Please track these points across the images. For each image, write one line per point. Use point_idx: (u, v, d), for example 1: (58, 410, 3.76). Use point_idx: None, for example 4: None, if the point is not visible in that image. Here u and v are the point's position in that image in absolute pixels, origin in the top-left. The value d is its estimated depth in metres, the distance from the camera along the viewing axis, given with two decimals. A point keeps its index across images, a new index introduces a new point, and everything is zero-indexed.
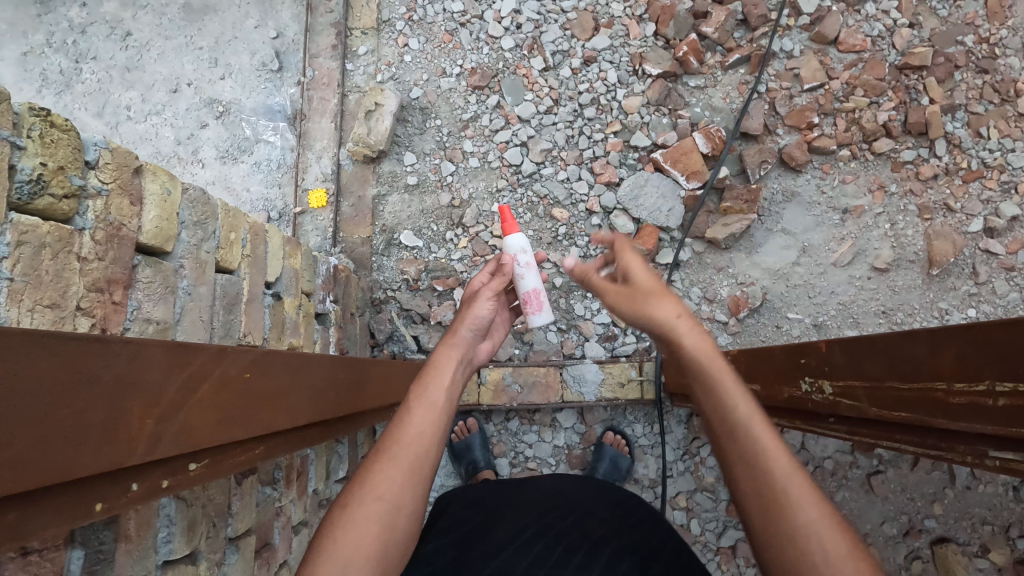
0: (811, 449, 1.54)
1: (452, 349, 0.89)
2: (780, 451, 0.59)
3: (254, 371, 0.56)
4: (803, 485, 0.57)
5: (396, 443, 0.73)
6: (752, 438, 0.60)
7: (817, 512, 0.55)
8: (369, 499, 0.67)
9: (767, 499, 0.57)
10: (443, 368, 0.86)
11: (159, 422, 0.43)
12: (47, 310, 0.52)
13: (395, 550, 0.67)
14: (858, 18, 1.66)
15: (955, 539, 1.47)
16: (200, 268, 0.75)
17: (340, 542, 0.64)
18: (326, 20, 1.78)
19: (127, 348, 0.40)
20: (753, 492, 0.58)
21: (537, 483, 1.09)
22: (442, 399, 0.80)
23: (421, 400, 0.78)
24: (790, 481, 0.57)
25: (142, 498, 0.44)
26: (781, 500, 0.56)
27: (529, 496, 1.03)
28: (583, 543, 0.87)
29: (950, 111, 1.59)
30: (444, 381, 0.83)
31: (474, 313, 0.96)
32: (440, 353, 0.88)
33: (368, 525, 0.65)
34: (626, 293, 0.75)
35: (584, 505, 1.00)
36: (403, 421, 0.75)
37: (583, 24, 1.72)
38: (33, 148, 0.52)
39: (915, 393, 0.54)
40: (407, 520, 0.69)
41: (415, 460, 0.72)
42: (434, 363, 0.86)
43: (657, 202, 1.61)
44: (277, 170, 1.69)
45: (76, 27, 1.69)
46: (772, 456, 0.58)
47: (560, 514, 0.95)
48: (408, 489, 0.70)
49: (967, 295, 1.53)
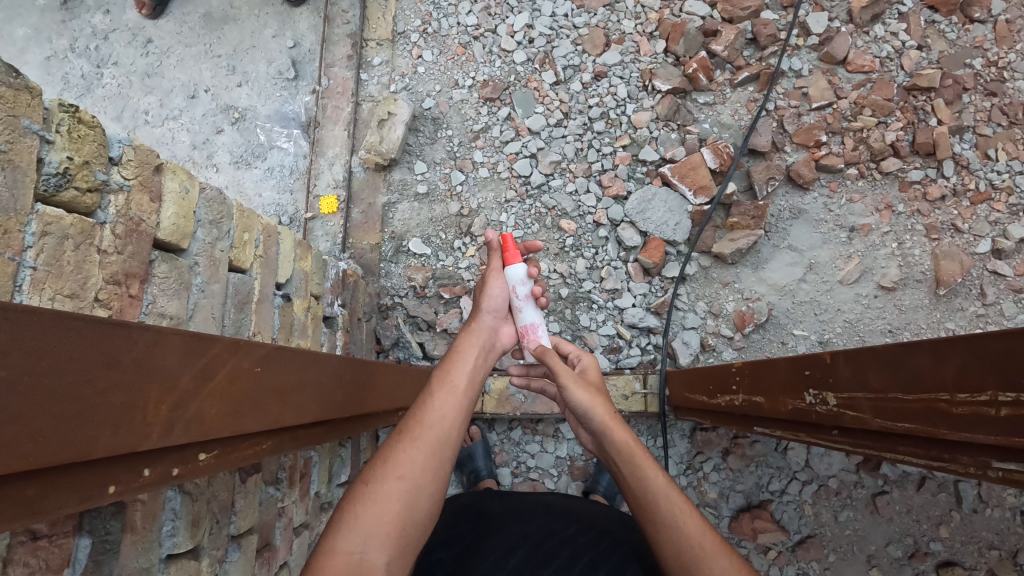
0: (815, 467, 1.52)
1: (472, 340, 0.95)
2: (690, 513, 0.72)
3: (265, 366, 0.57)
4: (713, 542, 0.70)
5: (420, 426, 0.74)
6: (667, 506, 0.73)
7: (726, 560, 0.68)
8: (391, 478, 0.69)
9: (685, 554, 0.69)
10: (466, 355, 0.91)
11: (172, 409, 0.44)
12: (67, 300, 0.54)
13: (415, 531, 0.68)
14: (867, 39, 1.68)
15: (961, 563, 1.45)
16: (214, 266, 0.77)
17: (361, 518, 0.65)
18: (342, 31, 1.81)
19: (148, 334, 0.41)
20: (670, 549, 0.71)
21: (535, 499, 1.11)
22: (462, 387, 0.82)
23: (444, 384, 0.81)
24: (702, 538, 0.70)
25: (154, 483, 0.45)
26: (697, 554, 0.69)
27: (529, 508, 1.05)
28: (583, 555, 0.89)
29: (958, 132, 1.60)
30: (466, 370, 0.86)
31: (488, 295, 1.03)
32: (463, 342, 0.94)
33: (390, 503, 0.67)
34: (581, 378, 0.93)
35: (583, 517, 1.02)
36: (427, 403, 0.78)
37: (594, 39, 1.74)
38: (61, 142, 0.53)
39: (919, 404, 0.54)
40: (427, 501, 0.70)
41: (438, 444, 0.73)
42: (457, 352, 0.91)
43: (665, 216, 1.62)
44: (289, 176, 1.72)
45: (100, 33, 1.75)
46: (685, 518, 0.72)
47: (559, 527, 0.97)
48: (431, 469, 0.71)
49: (975, 316, 1.53)
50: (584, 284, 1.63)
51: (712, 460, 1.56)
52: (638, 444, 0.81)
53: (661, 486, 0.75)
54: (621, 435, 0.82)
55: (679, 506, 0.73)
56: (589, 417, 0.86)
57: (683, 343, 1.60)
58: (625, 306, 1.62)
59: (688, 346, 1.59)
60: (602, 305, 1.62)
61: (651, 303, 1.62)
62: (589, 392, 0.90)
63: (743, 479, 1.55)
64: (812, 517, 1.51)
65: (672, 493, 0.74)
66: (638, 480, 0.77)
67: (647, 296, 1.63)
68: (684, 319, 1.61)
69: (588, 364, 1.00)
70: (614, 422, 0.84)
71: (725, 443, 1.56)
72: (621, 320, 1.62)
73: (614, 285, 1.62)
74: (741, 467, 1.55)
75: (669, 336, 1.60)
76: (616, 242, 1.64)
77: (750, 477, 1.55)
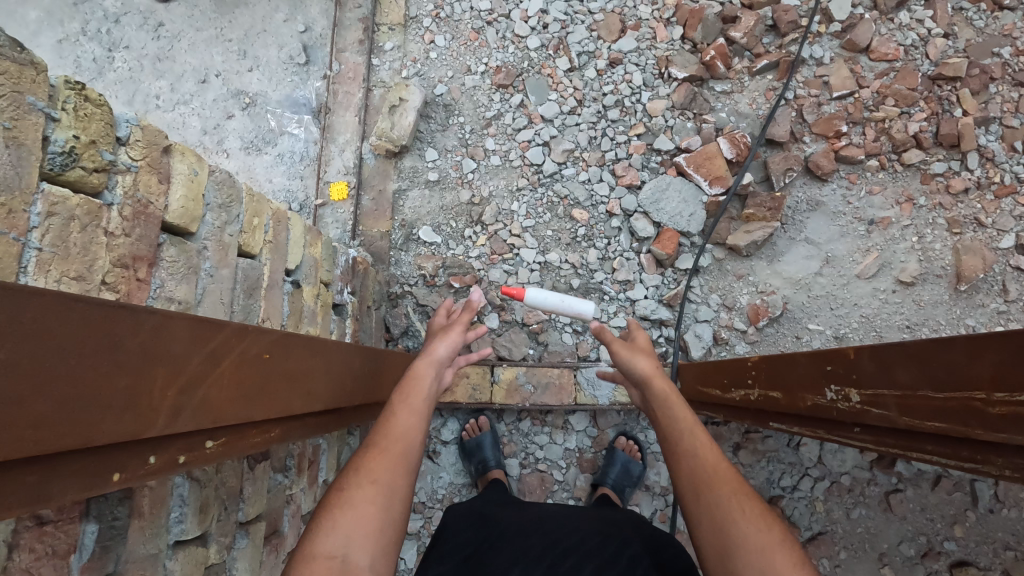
0: (828, 464, 1.50)
1: (432, 359, 0.92)
2: (707, 448, 0.81)
3: (274, 351, 0.56)
4: (724, 471, 0.76)
5: (385, 436, 0.74)
6: (686, 440, 0.82)
7: (735, 485, 0.74)
8: (365, 483, 0.67)
9: (698, 480, 0.77)
10: (423, 374, 0.88)
11: (180, 394, 0.42)
12: (73, 282, 0.53)
13: (393, 532, 0.66)
14: (891, 27, 1.64)
15: (976, 563, 1.43)
16: (223, 250, 0.76)
17: (339, 522, 0.63)
18: (354, 16, 1.79)
19: (154, 317, 0.39)
20: (686, 475, 0.79)
21: (541, 506, 1.10)
22: (425, 402, 0.83)
23: (407, 399, 0.81)
24: (715, 466, 0.77)
25: (161, 471, 0.43)
26: (705, 483, 0.76)
27: (533, 517, 1.04)
28: (587, 564, 0.88)
29: (984, 124, 1.55)
30: (426, 384, 0.86)
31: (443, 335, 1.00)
32: (416, 366, 0.90)
33: (367, 507, 0.65)
34: (629, 346, 1.05)
35: (588, 523, 1.01)
36: (390, 417, 0.77)
37: (610, 25, 1.71)
38: (67, 120, 0.52)
39: (952, 402, 0.52)
40: (401, 506, 0.69)
41: (403, 454, 0.72)
42: (414, 373, 0.88)
43: (679, 206, 1.60)
44: (299, 162, 1.70)
45: (110, 16, 1.73)
46: (701, 451, 0.80)
47: (562, 537, 0.96)
48: (402, 474, 0.71)
49: (995, 313, 1.50)
50: (596, 275, 1.60)
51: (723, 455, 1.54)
52: (671, 395, 0.93)
53: (688, 426, 0.85)
54: (658, 385, 0.95)
55: (697, 440, 0.82)
56: (634, 368, 1.00)
57: (696, 336, 1.57)
58: (637, 298, 1.59)
59: (701, 339, 1.57)
60: (614, 296, 1.59)
61: (664, 295, 1.59)
62: (637, 355, 1.03)
63: (755, 474, 1.53)
64: (824, 514, 1.49)
65: (696, 435, 0.84)
66: (670, 425, 0.87)
67: (659, 288, 1.60)
68: (696, 311, 1.59)
69: (642, 338, 1.11)
70: (655, 374, 0.97)
71: (736, 437, 1.54)
72: (633, 312, 1.59)
73: (626, 276, 1.60)
74: (752, 462, 1.53)
75: (682, 329, 1.58)
76: (628, 233, 1.62)
77: (762, 473, 1.52)
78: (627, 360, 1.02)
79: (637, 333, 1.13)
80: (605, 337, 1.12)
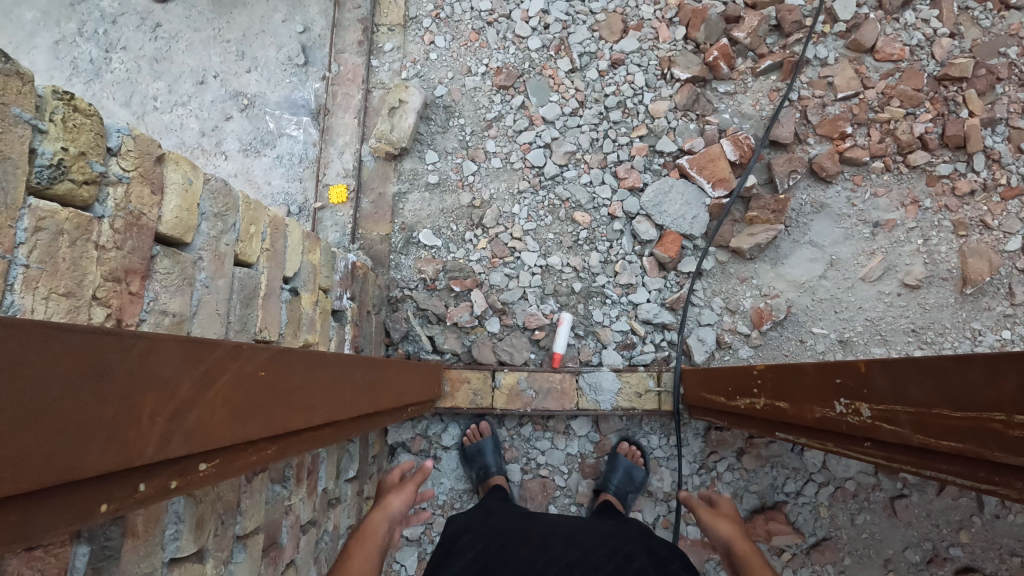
0: (833, 469, 1.48)
1: (388, 506, 0.98)
2: None
3: (270, 369, 0.55)
4: None
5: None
6: None
7: None
8: None
9: None
10: (377, 520, 0.94)
11: (169, 420, 0.41)
12: (62, 299, 0.51)
13: None
14: (897, 27, 1.61)
15: (982, 569, 1.42)
16: (219, 260, 0.74)
17: None
18: (353, 16, 1.77)
19: (142, 342, 0.38)
20: None
21: (545, 517, 1.09)
22: (377, 545, 0.88)
23: (363, 544, 0.87)
24: None
25: (152, 498, 0.42)
26: None
27: (537, 531, 1.02)
28: None
29: (990, 125, 1.53)
30: (381, 529, 0.92)
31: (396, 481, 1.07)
32: (370, 517, 0.95)
33: None
34: (713, 511, 1.07)
35: (592, 536, 0.99)
36: (346, 562, 0.82)
37: (612, 25, 1.69)
38: (55, 132, 0.50)
39: (969, 422, 0.50)
40: None
41: None
42: (370, 519, 0.94)
43: (682, 209, 1.58)
44: (299, 164, 1.68)
45: (108, 17, 1.71)
46: None
47: (563, 550, 0.94)
48: None
49: (1002, 317, 1.48)
50: (597, 278, 1.58)
51: (726, 460, 1.52)
52: (759, 563, 0.91)
53: None
54: (748, 552, 0.94)
55: None
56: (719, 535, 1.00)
57: (699, 339, 1.55)
58: (640, 301, 1.57)
59: (704, 343, 1.55)
60: (616, 300, 1.58)
61: (666, 298, 1.58)
62: (723, 521, 1.04)
63: (758, 480, 1.51)
64: (828, 519, 1.48)
65: None
66: None
67: (662, 291, 1.58)
68: (699, 315, 1.57)
69: (726, 503, 1.13)
70: (743, 542, 0.97)
71: (740, 442, 1.52)
72: (635, 316, 1.58)
73: (628, 279, 1.58)
74: (756, 468, 1.51)
75: (685, 333, 1.56)
76: (630, 236, 1.60)
77: (766, 478, 1.51)
78: (713, 526, 1.03)
79: (717, 498, 1.15)
80: (690, 505, 1.15)
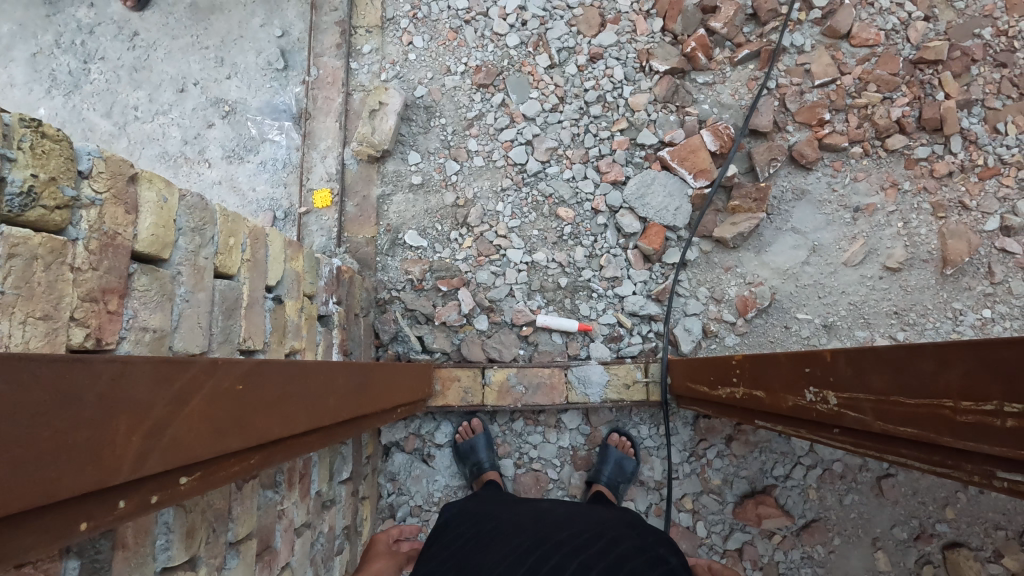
0: (820, 452, 1.51)
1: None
2: None
3: (248, 382, 0.56)
4: None
5: None
6: None
7: None
8: None
9: None
10: None
11: (146, 438, 0.42)
12: (40, 322, 0.53)
13: None
14: (872, 11, 1.63)
15: (968, 544, 1.45)
16: (199, 273, 0.75)
17: None
18: (330, 19, 1.77)
19: (113, 365, 0.39)
20: None
21: (537, 506, 1.11)
22: None
23: None
24: None
25: (132, 513, 0.44)
26: None
27: (527, 514, 1.05)
28: (571, 562, 0.88)
29: (967, 106, 1.55)
30: None
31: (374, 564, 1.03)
32: None
33: None
34: None
35: (581, 522, 1.01)
36: None
37: (589, 20, 1.70)
38: (24, 159, 0.51)
39: (922, 409, 0.52)
40: None
41: None
42: None
43: (664, 201, 1.59)
44: (282, 169, 1.69)
45: (84, 28, 1.70)
46: None
47: (551, 533, 0.96)
48: None
49: (982, 295, 1.50)
50: (583, 272, 1.60)
51: (716, 447, 1.55)
52: None
53: None
54: None
55: None
56: None
57: (685, 329, 1.57)
58: (625, 294, 1.59)
59: (691, 332, 1.57)
60: (602, 293, 1.59)
61: (652, 290, 1.59)
62: None
63: (747, 465, 1.54)
64: (817, 501, 1.51)
65: None
66: None
67: (648, 283, 1.60)
68: (685, 306, 1.59)
69: None
70: None
71: (729, 429, 1.55)
72: (622, 309, 1.59)
73: (613, 273, 1.59)
74: (745, 453, 1.54)
75: (671, 323, 1.58)
76: (614, 230, 1.61)
77: (755, 463, 1.54)
78: None
79: None
80: None
